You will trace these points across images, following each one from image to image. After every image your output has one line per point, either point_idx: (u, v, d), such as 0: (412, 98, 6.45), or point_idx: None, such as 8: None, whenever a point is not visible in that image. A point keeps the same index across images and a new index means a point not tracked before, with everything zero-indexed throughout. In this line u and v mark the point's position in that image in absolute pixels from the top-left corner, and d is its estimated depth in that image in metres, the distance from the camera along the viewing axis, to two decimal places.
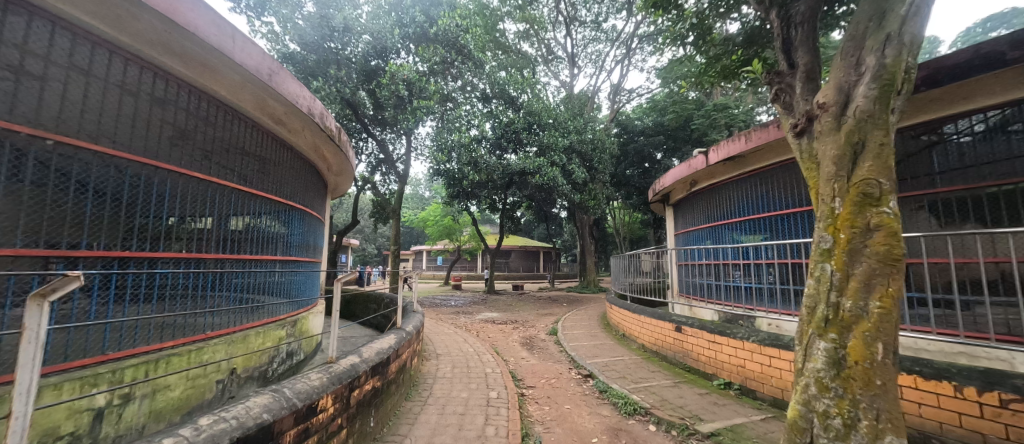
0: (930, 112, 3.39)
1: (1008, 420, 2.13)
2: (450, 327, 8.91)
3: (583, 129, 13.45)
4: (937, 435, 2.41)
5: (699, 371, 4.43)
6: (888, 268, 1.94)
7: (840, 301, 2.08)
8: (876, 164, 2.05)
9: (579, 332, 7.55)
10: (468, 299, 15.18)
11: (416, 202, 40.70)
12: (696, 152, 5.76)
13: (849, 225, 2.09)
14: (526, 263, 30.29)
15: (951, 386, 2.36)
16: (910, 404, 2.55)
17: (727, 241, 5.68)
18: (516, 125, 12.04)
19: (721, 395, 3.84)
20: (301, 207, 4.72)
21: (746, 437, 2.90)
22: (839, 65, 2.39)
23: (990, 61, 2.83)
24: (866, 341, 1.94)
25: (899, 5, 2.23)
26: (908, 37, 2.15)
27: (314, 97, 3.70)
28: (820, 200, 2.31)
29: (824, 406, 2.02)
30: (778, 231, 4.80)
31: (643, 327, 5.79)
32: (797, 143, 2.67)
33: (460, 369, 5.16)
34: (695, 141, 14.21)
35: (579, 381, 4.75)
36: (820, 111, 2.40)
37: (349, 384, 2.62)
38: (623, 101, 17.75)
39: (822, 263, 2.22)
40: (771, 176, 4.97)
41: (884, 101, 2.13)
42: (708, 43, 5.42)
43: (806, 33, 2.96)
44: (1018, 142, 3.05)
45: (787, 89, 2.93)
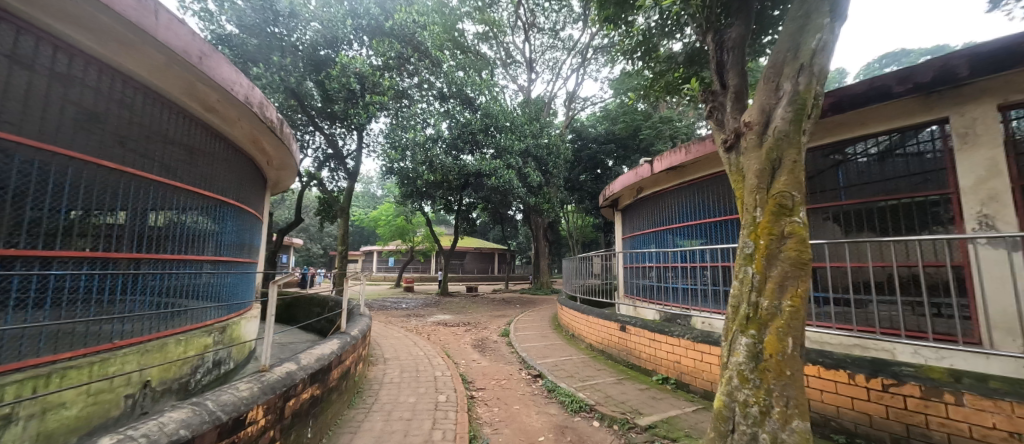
0: (836, 134, 3.85)
1: (888, 401, 2.49)
2: (400, 330, 8.64)
3: (539, 133, 13.71)
4: (834, 417, 2.75)
5: (641, 368, 4.67)
6: (798, 270, 2.19)
7: (759, 301, 2.31)
8: (790, 179, 2.31)
9: (531, 333, 7.66)
10: (420, 301, 14.87)
11: (367, 201, 39.04)
12: (643, 161, 6.10)
13: (766, 232, 2.32)
14: (481, 265, 30.27)
15: (846, 374, 2.69)
16: (814, 392, 2.87)
17: (669, 245, 6.08)
18: (474, 127, 11.99)
19: (659, 390, 4.08)
20: (235, 204, 4.34)
21: (679, 428, 3.11)
22: (762, 88, 2.66)
23: (882, 94, 3.29)
24: (779, 336, 2.17)
25: (810, 39, 2.53)
26: (818, 68, 2.46)
27: (252, 85, 3.44)
28: (744, 209, 2.55)
29: (744, 396, 2.23)
30: (712, 237, 5.22)
31: (591, 327, 6.00)
32: (727, 157, 2.92)
33: (408, 373, 5.02)
34: (643, 151, 15.07)
35: (528, 381, 4.82)
36: (746, 128, 2.64)
37: (284, 394, 2.46)
38: (578, 108, 18.33)
39: (745, 266, 2.45)
40: (708, 186, 5.38)
41: (797, 123, 2.40)
42: (654, 59, 5.77)
43: (736, 57, 3.26)
44: (902, 166, 3.54)
45: (720, 108, 3.21)
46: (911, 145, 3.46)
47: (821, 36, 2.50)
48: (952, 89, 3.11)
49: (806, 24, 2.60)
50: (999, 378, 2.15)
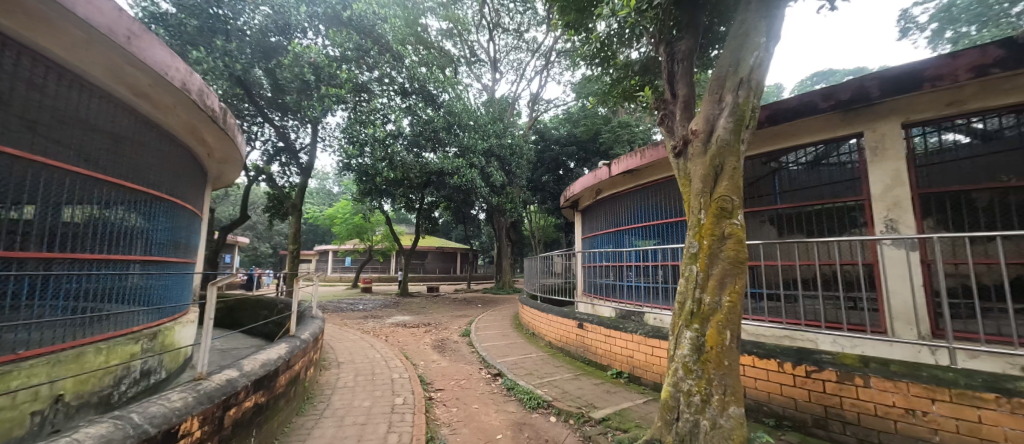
0: (772, 144, 4.20)
1: (810, 385, 2.76)
2: (356, 332, 8.32)
3: (502, 133, 13.75)
4: (765, 403, 3.00)
5: (597, 363, 4.84)
6: (735, 269, 2.37)
7: (702, 297, 2.47)
8: (730, 184, 2.50)
9: (492, 332, 7.68)
10: (377, 302, 14.43)
11: (322, 198, 37.20)
12: (601, 163, 6.30)
13: (709, 233, 2.49)
14: (442, 265, 29.87)
15: (776, 363, 2.94)
16: (748, 379, 3.12)
17: (626, 245, 6.32)
18: (436, 126, 11.80)
19: (613, 384, 4.25)
20: (169, 198, 3.98)
21: (630, 419, 3.26)
22: (707, 99, 2.86)
23: (810, 109, 3.63)
24: (719, 329, 2.34)
25: (749, 56, 2.75)
26: (754, 83, 2.68)
27: (190, 71, 3.18)
28: (690, 211, 2.71)
29: (687, 386, 2.39)
30: (665, 237, 5.50)
31: (551, 325, 6.12)
32: (676, 162, 3.09)
33: (364, 377, 4.86)
34: (602, 155, 15.55)
35: (488, 380, 4.83)
36: (693, 136, 2.82)
37: (224, 403, 2.31)
38: (541, 110, 18.57)
39: (690, 265, 2.61)
40: (661, 189, 5.66)
41: (736, 133, 2.60)
42: (612, 66, 5.99)
43: (685, 69, 3.47)
44: (827, 174, 3.92)
45: (670, 116, 3.40)
46: (836, 157, 3.83)
47: (758, 54, 2.73)
48: (867, 107, 3.50)
49: (745, 42, 2.82)
50: (898, 362, 2.46)
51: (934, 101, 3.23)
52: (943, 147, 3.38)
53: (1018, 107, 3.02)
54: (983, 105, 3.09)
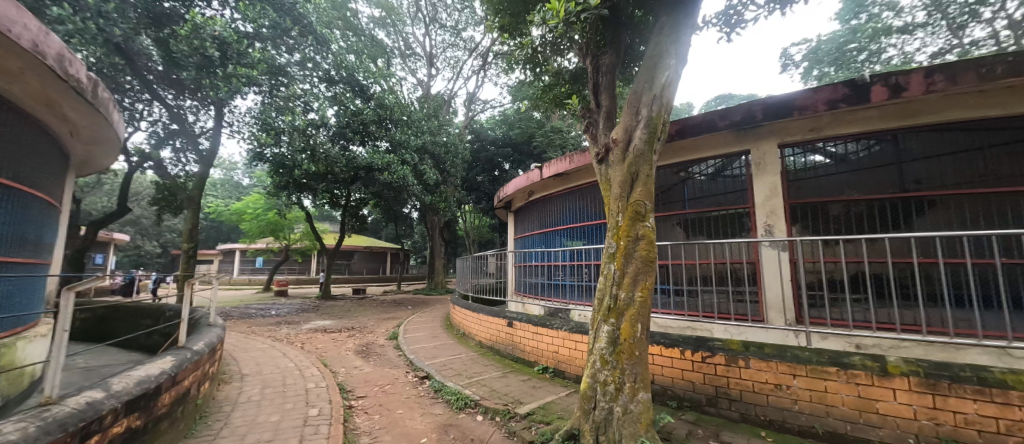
0: (680, 156, 4.69)
1: (705, 369, 3.13)
2: (267, 340, 7.54)
3: (437, 131, 13.47)
4: (669, 387, 3.33)
5: (525, 360, 4.97)
6: (646, 267, 2.61)
7: (618, 293, 2.67)
8: (643, 190, 2.74)
9: (421, 334, 7.47)
10: (293, 306, 13.22)
11: (228, 190, 33.07)
12: (533, 165, 6.48)
13: (625, 234, 2.70)
14: (370, 265, 28.38)
15: (678, 351, 3.28)
16: (656, 367, 3.43)
17: (556, 245, 6.57)
18: (366, 119, 11.16)
19: (539, 379, 4.41)
20: (10, 183, 3.22)
21: (553, 412, 3.40)
22: (626, 111, 3.09)
23: (710, 126, 4.13)
24: (632, 323, 2.55)
25: (661, 75, 3.05)
26: (665, 100, 2.98)
27: (47, 31, 2.62)
28: (609, 214, 2.91)
29: (603, 376, 2.56)
30: (590, 238, 5.82)
31: (481, 325, 6.15)
32: (598, 168, 3.29)
33: (274, 389, 4.42)
34: (536, 158, 15.98)
35: (415, 383, 4.69)
36: (614, 144, 3.03)
37: (82, 431, 1.94)
38: (477, 110, 18.54)
39: (608, 263, 2.79)
40: (587, 192, 6.01)
41: (650, 144, 2.87)
42: (543, 73, 6.26)
43: (608, 81, 3.72)
44: (726, 183, 4.46)
45: (594, 124, 3.62)
46: (734, 170, 4.38)
47: (668, 74, 3.04)
48: (754, 128, 4.07)
49: (658, 63, 3.11)
50: (771, 345, 2.90)
51: (801, 126, 3.88)
52: (807, 166, 4.05)
53: (858, 135, 3.73)
54: (835, 132, 3.77)
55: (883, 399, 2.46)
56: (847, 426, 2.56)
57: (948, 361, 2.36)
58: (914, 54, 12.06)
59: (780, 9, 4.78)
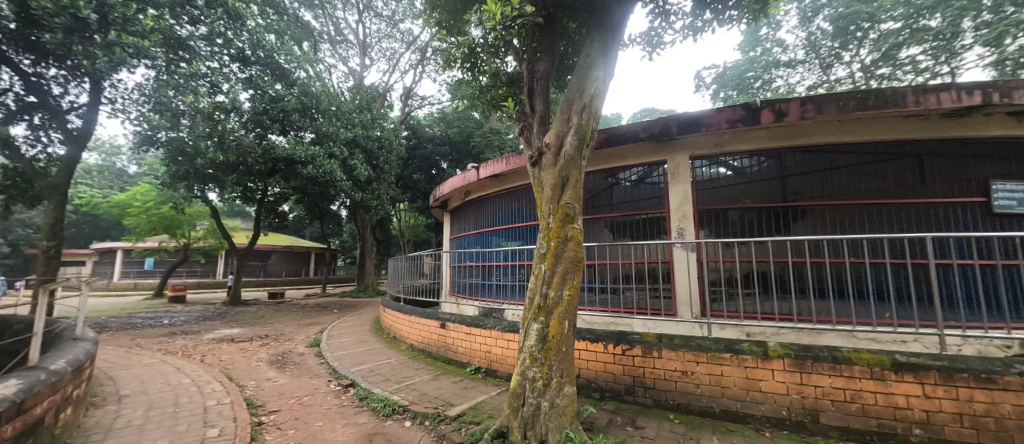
0: (608, 163, 5.00)
1: (625, 361, 3.38)
2: (158, 353, 6.54)
3: (369, 124, 12.75)
4: (593, 379, 3.53)
5: (457, 361, 4.93)
6: (574, 267, 2.75)
7: (548, 292, 2.76)
8: (572, 194, 2.89)
9: (347, 340, 7.04)
10: (194, 314, 11.62)
11: (110, 178, 28.10)
12: (470, 165, 6.46)
13: (556, 235, 2.81)
14: (290, 267, 26.02)
15: (601, 345, 3.50)
16: (581, 362, 3.61)
17: (492, 245, 6.61)
18: (288, 106, 10.21)
19: (471, 379, 4.40)
20: None
21: (484, 411, 3.42)
22: (559, 117, 3.23)
23: (633, 137, 4.48)
24: (560, 320, 2.67)
25: (590, 86, 3.23)
26: (593, 110, 3.16)
27: None
28: (541, 216, 3.00)
29: (532, 373, 2.63)
30: (525, 238, 5.96)
31: (412, 327, 5.97)
32: (532, 170, 3.37)
33: (163, 410, 3.84)
34: (474, 158, 15.87)
35: (338, 392, 4.39)
36: (546, 148, 3.14)
37: None
38: (414, 105, 17.95)
39: (539, 263, 2.87)
40: (523, 194, 6.14)
41: (579, 150, 3.03)
42: (481, 74, 6.30)
43: (542, 87, 3.86)
44: (648, 188, 4.81)
45: (529, 128, 3.72)
46: (654, 178, 4.77)
47: (597, 85, 3.23)
48: (670, 140, 4.50)
49: (588, 73, 3.31)
50: (680, 337, 3.22)
51: (707, 141, 4.38)
52: (713, 176, 4.57)
53: (751, 151, 4.30)
54: (734, 148, 4.31)
55: (765, 379, 2.87)
56: (738, 404, 2.93)
57: (811, 344, 2.84)
58: (795, 86, 14.24)
59: (693, 36, 5.35)
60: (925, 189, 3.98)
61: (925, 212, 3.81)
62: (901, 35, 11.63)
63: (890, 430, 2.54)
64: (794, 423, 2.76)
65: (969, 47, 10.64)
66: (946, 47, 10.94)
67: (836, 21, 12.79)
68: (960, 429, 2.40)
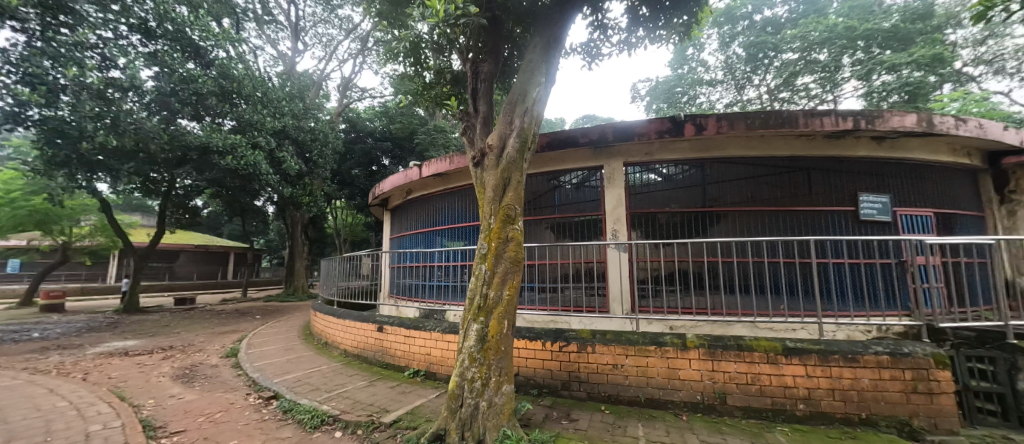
0: (549, 166, 5.15)
1: (561, 357, 3.51)
2: (25, 373, 5.48)
3: (302, 114, 11.82)
4: (531, 376, 3.62)
5: (395, 365, 4.76)
6: (514, 267, 2.80)
7: (488, 292, 2.78)
8: (513, 195, 2.94)
9: (271, 348, 6.49)
10: (77, 324, 9.93)
11: None
12: (413, 163, 6.29)
13: (496, 236, 2.85)
14: (204, 269, 23.27)
15: (539, 342, 3.60)
16: (521, 360, 3.68)
17: (434, 245, 6.49)
18: (202, 89, 8.99)
19: (410, 383, 4.28)
20: None
21: (421, 415, 3.35)
22: (501, 119, 3.27)
23: (573, 142, 4.69)
24: (499, 319, 2.70)
25: (533, 91, 3.32)
26: (535, 114, 3.25)
27: None
28: (482, 216, 3.02)
29: (471, 373, 2.64)
30: (468, 239, 5.94)
31: (346, 332, 5.66)
32: (475, 171, 3.38)
33: (30, 440, 3.23)
34: (417, 155, 15.43)
35: (258, 405, 4.02)
36: (489, 149, 3.18)
37: None
38: (353, 97, 17.01)
39: (480, 264, 2.88)
40: (466, 194, 6.11)
41: (521, 153, 3.09)
42: (425, 70, 6.18)
43: (486, 89, 3.87)
44: (587, 191, 5.04)
45: (472, 128, 3.72)
46: (592, 182, 5.01)
47: (538, 90, 3.32)
48: (606, 147, 4.77)
49: (531, 78, 3.38)
50: (612, 332, 3.44)
51: (639, 150, 4.72)
52: (645, 182, 4.92)
53: (677, 160, 4.69)
54: (662, 157, 4.69)
55: (683, 367, 3.15)
56: (660, 391, 3.19)
57: (721, 334, 3.19)
58: (715, 103, 15.83)
59: (628, 50, 5.73)
60: (812, 199, 4.65)
61: (813, 219, 4.44)
62: (797, 65, 13.46)
63: (782, 407, 2.92)
64: (706, 406, 3.07)
65: (846, 80, 12.63)
66: (830, 78, 12.88)
67: (748, 47, 14.45)
68: (832, 402, 2.84)
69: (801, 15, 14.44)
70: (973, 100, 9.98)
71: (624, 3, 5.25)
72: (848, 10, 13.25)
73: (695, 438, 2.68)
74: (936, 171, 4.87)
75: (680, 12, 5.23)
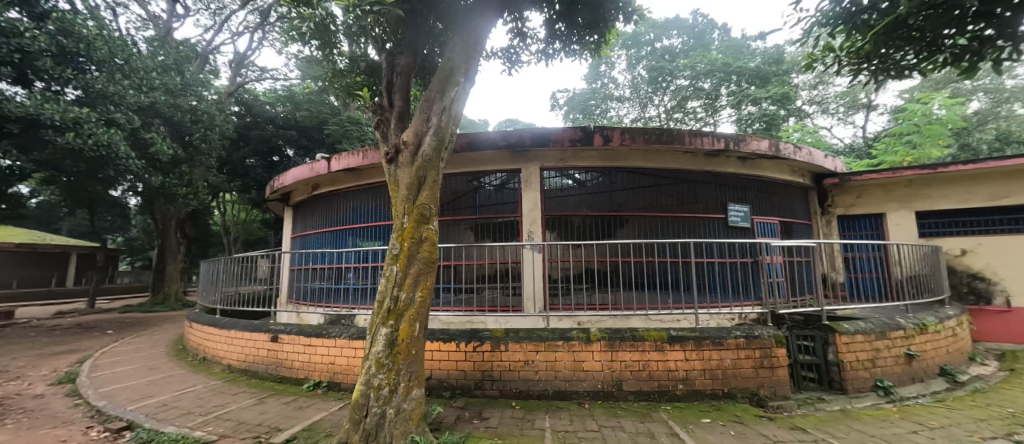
0: (468, 166, 5.15)
1: (476, 357, 3.52)
2: None
3: (180, 91, 9.83)
4: (445, 379, 3.56)
5: (291, 378, 4.31)
6: (428, 268, 2.73)
7: (398, 295, 2.67)
8: (428, 195, 2.87)
9: (127, 369, 5.38)
10: None
11: None
12: (320, 156, 5.77)
13: (409, 236, 2.75)
14: (29, 274, 18.37)
15: (454, 344, 3.55)
16: (434, 362, 3.60)
17: (343, 246, 6.02)
18: (30, 46, 7.13)
19: (309, 396, 3.89)
20: None
21: (320, 430, 3.07)
22: (417, 115, 3.19)
23: (492, 144, 4.77)
24: (410, 323, 2.61)
25: (451, 89, 3.28)
26: (454, 113, 3.21)
27: None
28: (394, 216, 2.90)
29: (378, 381, 2.51)
30: (382, 239, 5.63)
31: (231, 344, 4.94)
32: (388, 167, 3.22)
33: None
34: (327, 148, 14.17)
35: (104, 438, 3.29)
36: (403, 146, 3.06)
37: None
38: (249, 77, 14.97)
39: (391, 265, 2.76)
40: (380, 191, 5.79)
41: (437, 152, 3.04)
42: (337, 56, 5.72)
43: (403, 83, 3.71)
44: (507, 193, 5.15)
45: (386, 122, 3.54)
46: (511, 185, 5.14)
47: (457, 89, 3.30)
48: (524, 152, 4.96)
49: (449, 77, 3.34)
50: (524, 330, 3.57)
51: (554, 156, 4.99)
52: (560, 187, 5.19)
53: (588, 168, 5.05)
54: (574, 163, 5.01)
55: (587, 359, 3.40)
56: (567, 383, 3.40)
57: (620, 327, 3.52)
58: (623, 117, 17.40)
59: (545, 60, 6.00)
60: (694, 207, 5.39)
61: (696, 224, 5.13)
62: (687, 91, 15.50)
63: (667, 388, 3.32)
64: (606, 394, 3.35)
65: (723, 107, 14.89)
66: (711, 105, 15.05)
67: (650, 71, 16.22)
68: (703, 380, 3.31)
69: (691, 47, 16.64)
70: (808, 132, 12.55)
71: (543, 15, 5.50)
72: (726, 48, 15.65)
73: (595, 423, 2.90)
74: (782, 187, 6.02)
75: (592, 32, 5.65)
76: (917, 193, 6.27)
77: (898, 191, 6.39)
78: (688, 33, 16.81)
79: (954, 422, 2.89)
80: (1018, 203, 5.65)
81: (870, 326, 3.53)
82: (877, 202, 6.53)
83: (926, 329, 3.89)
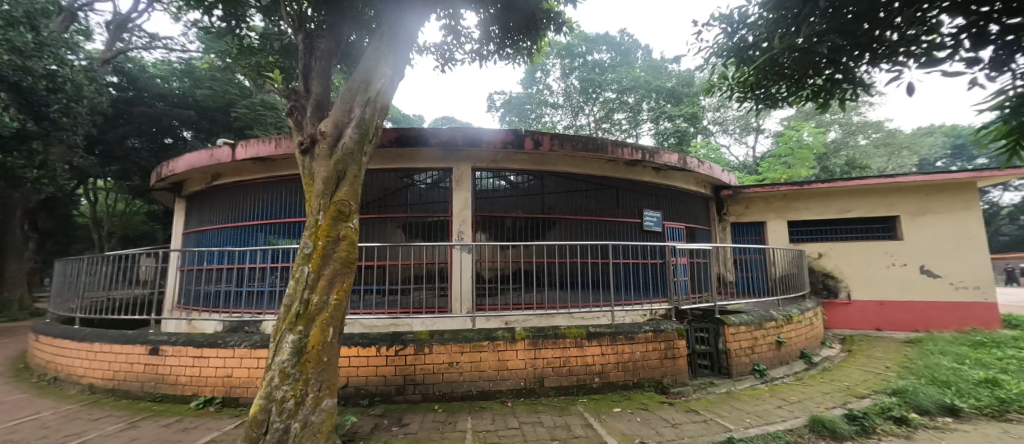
0: (397, 162, 4.93)
1: (398, 361, 3.37)
2: None
3: (35, 52, 7.88)
4: (364, 386, 3.35)
5: (176, 395, 3.73)
6: (345, 268, 2.55)
7: (310, 298, 2.46)
8: (349, 190, 2.69)
9: None
10: None
11: None
12: (222, 141, 5.10)
13: (325, 234, 2.54)
14: None
15: (374, 348, 3.35)
16: (350, 369, 3.36)
17: (249, 243, 5.37)
18: None
19: (198, 416, 3.39)
20: None
21: None
22: (338, 105, 2.98)
23: (423, 140, 4.63)
24: (323, 327, 2.41)
25: (376, 80, 3.11)
26: (378, 104, 3.04)
27: None
28: (308, 212, 2.66)
29: (282, 393, 2.27)
30: (295, 236, 5.14)
31: (94, 359, 4.12)
32: (302, 159, 2.95)
33: None
34: (234, 133, 12.54)
35: None
36: (321, 137, 2.84)
37: None
38: (134, 43, 12.68)
39: (302, 266, 2.52)
40: (295, 184, 5.28)
41: (360, 145, 2.86)
42: (246, 29, 5.10)
43: (323, 68, 3.43)
44: (438, 192, 5.03)
45: (301, 109, 3.22)
46: (442, 184, 5.02)
47: (383, 81, 3.13)
48: (456, 151, 4.90)
49: (375, 68, 3.17)
50: (450, 331, 3.52)
51: (485, 157, 4.99)
52: (493, 187, 5.21)
53: (519, 170, 5.15)
54: (505, 165, 5.07)
55: (511, 358, 3.46)
56: (490, 383, 3.42)
57: (543, 326, 3.63)
58: (556, 124, 18.02)
59: (479, 61, 6.00)
60: (616, 211, 5.78)
61: (616, 227, 5.51)
62: (614, 103, 16.67)
63: (584, 382, 3.51)
64: (528, 391, 3.43)
65: (644, 121, 16.22)
66: (634, 118, 16.32)
67: (582, 81, 17.12)
68: (616, 373, 3.56)
69: (618, 63, 17.85)
70: (711, 149, 14.21)
71: (479, 16, 5.50)
72: (648, 67, 17.12)
73: (516, 420, 2.96)
74: (689, 196, 6.74)
75: (526, 38, 5.77)
76: (790, 205, 7.45)
77: (776, 203, 7.53)
78: (616, 50, 18.04)
79: (808, 396, 3.48)
80: (858, 216, 7.04)
81: (751, 318, 4.10)
82: (760, 212, 7.62)
83: (791, 320, 4.62)
